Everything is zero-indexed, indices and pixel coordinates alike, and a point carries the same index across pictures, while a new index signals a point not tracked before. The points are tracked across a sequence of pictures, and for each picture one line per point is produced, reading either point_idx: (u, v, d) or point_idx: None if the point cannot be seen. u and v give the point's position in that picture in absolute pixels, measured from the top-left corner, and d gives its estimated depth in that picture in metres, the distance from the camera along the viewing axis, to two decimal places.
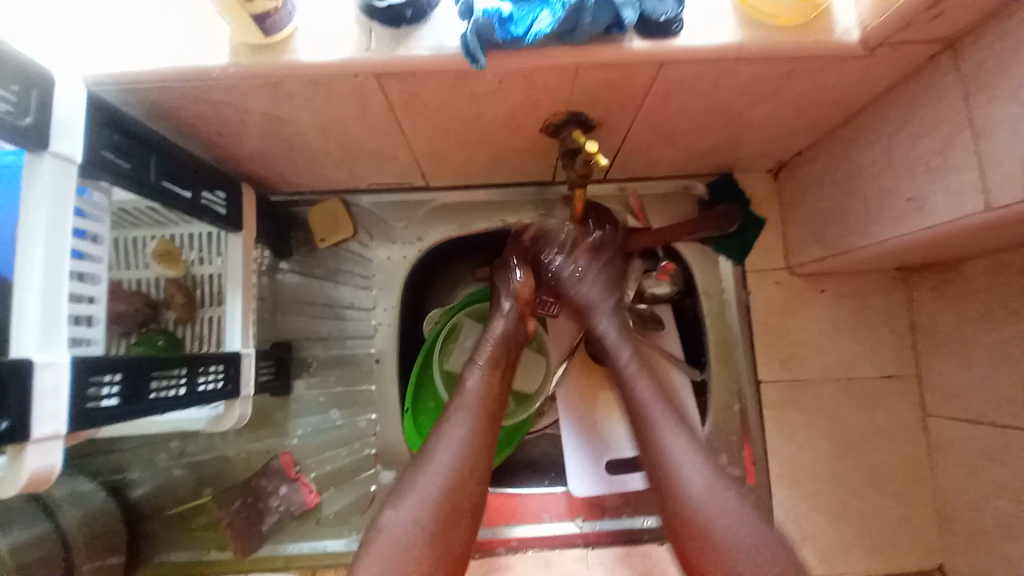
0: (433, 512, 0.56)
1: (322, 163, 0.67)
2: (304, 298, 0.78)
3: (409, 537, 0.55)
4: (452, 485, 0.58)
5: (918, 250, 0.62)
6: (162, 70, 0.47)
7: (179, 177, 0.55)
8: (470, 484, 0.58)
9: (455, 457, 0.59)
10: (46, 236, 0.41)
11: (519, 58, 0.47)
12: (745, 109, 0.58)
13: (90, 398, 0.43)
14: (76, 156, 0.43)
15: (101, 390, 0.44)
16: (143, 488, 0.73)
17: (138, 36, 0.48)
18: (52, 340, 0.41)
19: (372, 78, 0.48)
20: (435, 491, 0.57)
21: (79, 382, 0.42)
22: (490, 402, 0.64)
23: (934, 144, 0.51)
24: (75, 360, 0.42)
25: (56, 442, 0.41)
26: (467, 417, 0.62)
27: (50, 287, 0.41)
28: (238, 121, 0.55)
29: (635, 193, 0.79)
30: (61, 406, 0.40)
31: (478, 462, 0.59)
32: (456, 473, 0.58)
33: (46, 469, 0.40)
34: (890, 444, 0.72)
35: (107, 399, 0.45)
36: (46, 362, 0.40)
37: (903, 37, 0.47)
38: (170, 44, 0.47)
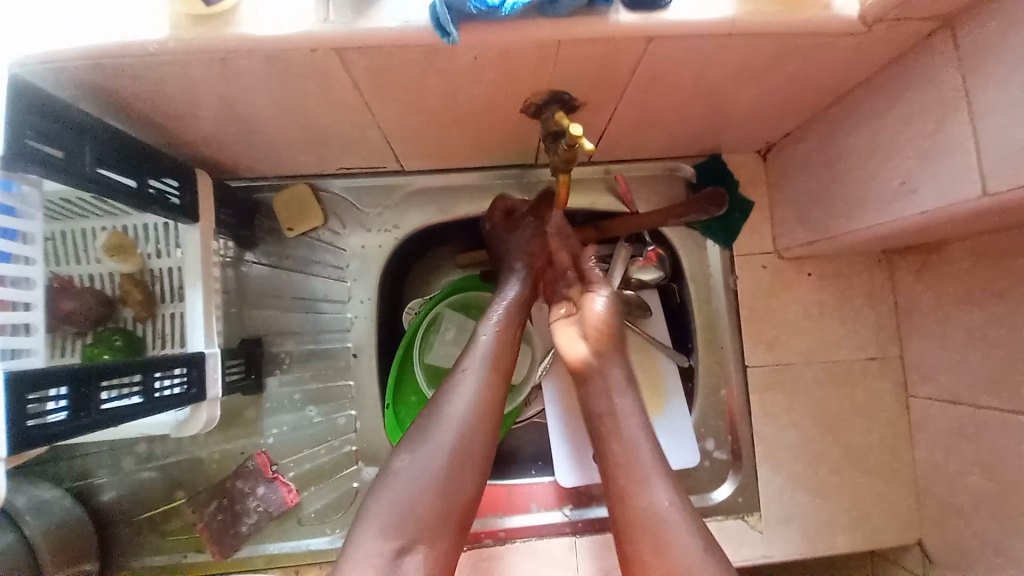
0: (446, 459, 0.55)
1: (285, 146, 0.62)
2: (274, 291, 0.73)
3: (419, 480, 0.53)
4: (465, 433, 0.56)
5: (906, 234, 0.61)
6: (87, 44, 0.41)
7: (121, 166, 0.50)
8: (483, 433, 0.57)
9: (465, 405, 0.58)
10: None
11: (493, 32, 0.42)
12: (736, 88, 0.55)
13: (32, 415, 0.39)
14: None
15: (45, 405, 0.40)
16: (112, 493, 0.70)
17: (58, 5, 0.42)
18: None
19: (332, 53, 0.44)
20: (451, 434, 0.56)
21: (17, 400, 0.38)
22: (504, 350, 0.62)
23: (928, 126, 0.49)
24: (12, 374, 0.37)
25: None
26: (484, 363, 0.61)
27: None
28: (185, 102, 0.50)
29: (621, 176, 0.76)
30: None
31: (487, 420, 0.58)
32: (468, 420, 0.57)
33: None
34: (870, 426, 0.73)
35: (53, 414, 0.41)
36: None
37: (901, 13, 0.44)
38: (97, 13, 0.42)
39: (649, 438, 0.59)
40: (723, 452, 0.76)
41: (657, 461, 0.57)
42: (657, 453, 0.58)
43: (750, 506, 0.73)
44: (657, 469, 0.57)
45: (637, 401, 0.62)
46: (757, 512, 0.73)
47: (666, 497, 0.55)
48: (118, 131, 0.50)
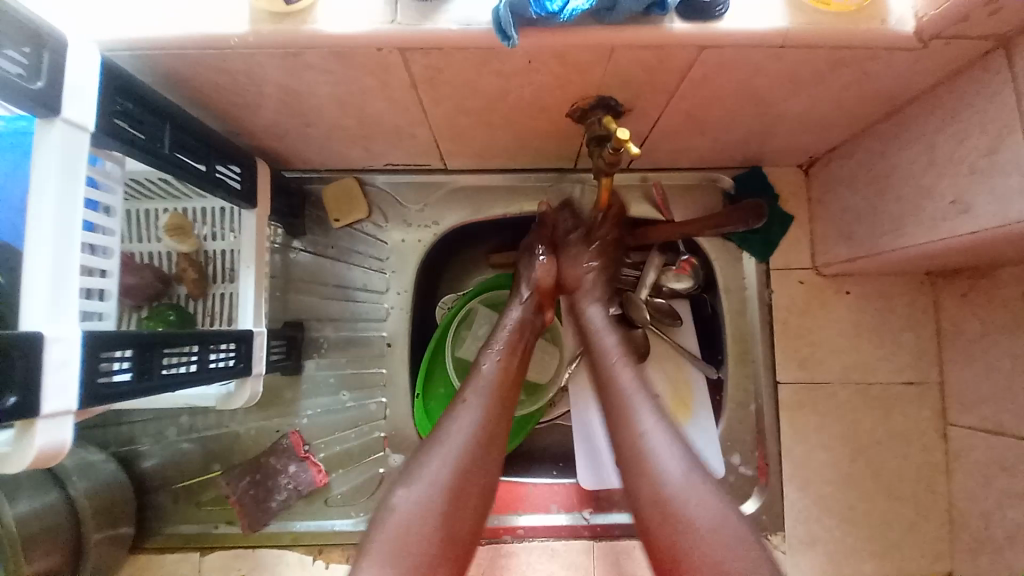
0: (443, 493, 0.55)
1: (339, 139, 0.65)
2: (317, 278, 0.76)
3: (418, 514, 0.53)
4: (465, 463, 0.57)
5: (952, 255, 0.60)
6: (177, 37, 0.45)
7: (193, 150, 0.54)
8: (479, 463, 0.58)
9: (463, 434, 0.59)
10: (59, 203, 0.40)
11: (550, 35, 0.44)
12: (783, 99, 0.55)
13: (102, 373, 0.42)
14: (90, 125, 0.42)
15: (112, 364, 0.43)
16: (153, 460, 0.74)
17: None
18: (64, 314, 0.40)
19: (395, 52, 0.46)
20: (449, 468, 0.56)
21: (92, 357, 0.41)
22: (503, 383, 0.64)
23: (982, 145, 0.48)
24: (87, 334, 0.40)
25: (68, 418, 0.40)
26: (485, 394, 0.62)
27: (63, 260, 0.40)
28: (254, 93, 0.53)
29: (658, 183, 0.77)
30: (72, 380, 0.40)
31: (487, 449, 0.59)
32: (465, 448, 0.58)
33: (56, 446, 0.40)
34: (905, 451, 0.71)
35: (118, 373, 0.44)
36: (56, 336, 0.39)
37: (960, 30, 0.44)
38: (186, 9, 0.45)
39: (666, 438, 0.58)
40: (750, 468, 0.74)
41: (682, 462, 0.56)
42: (673, 446, 0.58)
43: (774, 524, 0.72)
44: (677, 471, 0.56)
45: (650, 402, 0.62)
46: (781, 531, 0.72)
47: (694, 499, 0.54)
48: (192, 118, 0.54)
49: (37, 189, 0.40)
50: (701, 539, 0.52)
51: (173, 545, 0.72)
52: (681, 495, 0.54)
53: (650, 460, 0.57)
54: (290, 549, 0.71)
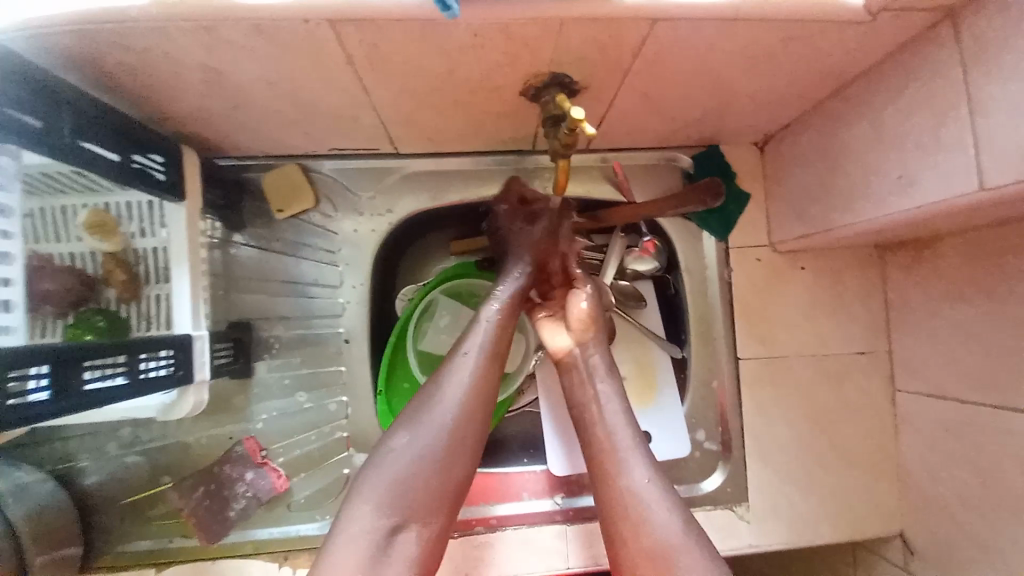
0: (444, 437, 0.54)
1: (276, 124, 0.60)
2: (264, 275, 0.72)
3: (421, 454, 0.53)
4: (464, 411, 0.56)
5: (899, 228, 0.62)
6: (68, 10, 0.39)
7: (106, 139, 0.48)
8: (479, 409, 0.57)
9: (463, 381, 0.57)
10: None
11: (496, 8, 0.41)
12: (738, 75, 0.54)
13: (13, 394, 0.37)
14: None
15: (26, 384, 0.38)
16: (95, 478, 0.68)
17: None
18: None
19: (327, 25, 0.42)
20: (448, 419, 0.55)
21: (0, 377, 0.36)
22: (505, 332, 0.62)
23: (929, 120, 0.49)
24: None
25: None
26: (483, 350, 0.60)
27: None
28: (171, 73, 0.48)
29: (618, 163, 0.76)
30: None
31: (488, 397, 0.57)
32: (467, 395, 0.57)
33: None
34: (857, 418, 0.75)
35: (34, 393, 0.39)
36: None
37: (906, 4, 0.44)
38: None
39: (638, 449, 0.57)
40: (714, 444, 0.76)
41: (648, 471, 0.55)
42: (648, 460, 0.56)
43: (739, 496, 0.74)
44: (649, 483, 0.54)
45: (629, 416, 0.59)
46: (745, 502, 0.74)
47: (663, 513, 0.53)
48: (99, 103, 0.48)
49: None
50: (651, 537, 0.51)
51: (124, 564, 0.68)
52: (653, 507, 0.53)
53: (611, 460, 0.56)
54: (253, 558, 0.68)
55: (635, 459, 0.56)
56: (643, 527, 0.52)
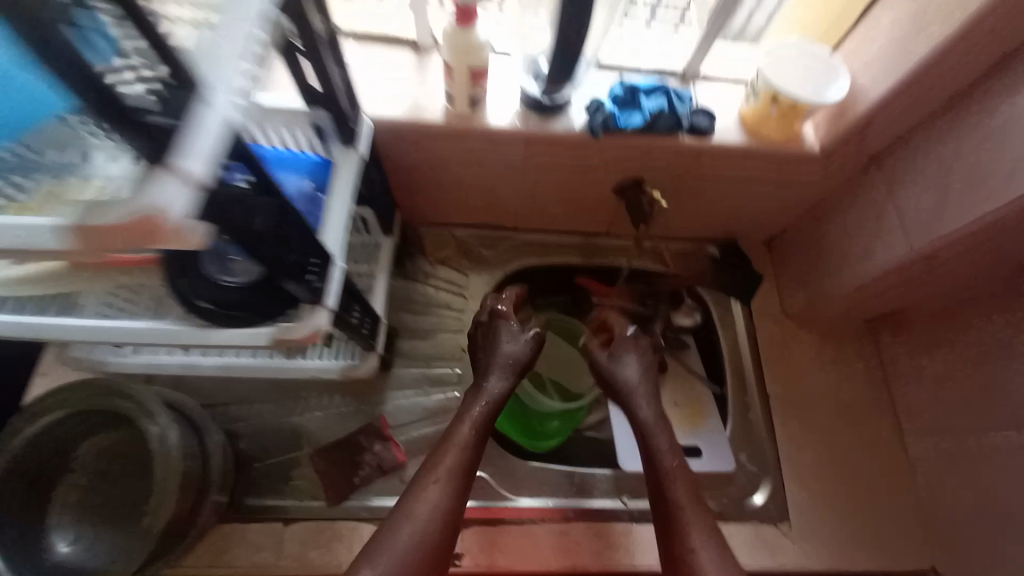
0: (428, 517, 0.69)
1: (454, 196, 0.93)
2: (410, 299, 0.98)
3: (414, 540, 0.67)
4: (436, 515, 0.69)
5: (872, 298, 0.88)
6: (397, 118, 0.74)
7: (378, 190, 0.81)
8: (452, 502, 0.71)
9: (441, 478, 0.72)
10: (348, 195, 0.61)
11: (620, 136, 0.76)
12: (748, 189, 0.88)
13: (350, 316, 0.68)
14: (363, 149, 0.64)
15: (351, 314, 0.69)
16: (248, 442, 0.86)
17: (380, 99, 0.75)
18: (340, 252, 0.58)
19: (524, 139, 0.77)
20: (431, 507, 0.70)
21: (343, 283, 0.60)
22: (473, 455, 0.75)
23: (873, 216, 0.79)
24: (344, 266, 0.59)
25: (323, 312, 0.56)
26: (454, 455, 0.74)
27: (343, 227, 0.60)
28: (421, 158, 0.82)
29: (666, 249, 1.06)
30: (337, 291, 0.58)
31: (460, 492, 0.72)
32: (436, 503, 0.70)
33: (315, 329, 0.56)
34: (876, 456, 0.90)
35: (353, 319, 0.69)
36: (335, 262, 0.57)
37: (845, 151, 0.77)
38: (401, 104, 0.75)
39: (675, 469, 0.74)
40: (756, 466, 0.90)
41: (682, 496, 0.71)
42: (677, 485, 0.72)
43: (781, 516, 0.85)
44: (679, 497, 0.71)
45: (660, 435, 0.78)
46: (787, 521, 0.85)
47: (699, 536, 0.67)
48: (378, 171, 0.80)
49: (339, 188, 0.61)
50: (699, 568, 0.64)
51: (257, 515, 0.81)
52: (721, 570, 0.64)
53: (658, 479, 0.74)
54: (366, 522, 0.81)
55: (661, 459, 0.75)
56: (682, 544, 0.67)
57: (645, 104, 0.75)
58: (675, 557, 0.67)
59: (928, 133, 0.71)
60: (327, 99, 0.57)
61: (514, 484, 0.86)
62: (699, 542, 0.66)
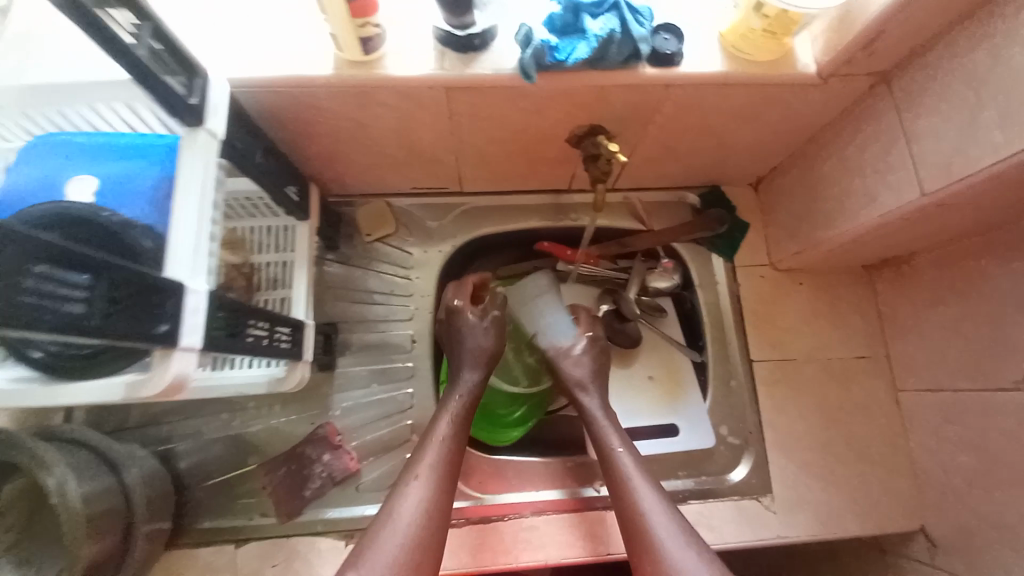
0: (414, 514, 0.61)
1: (380, 165, 0.78)
2: (349, 286, 0.87)
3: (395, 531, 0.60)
4: (425, 511, 0.62)
5: (873, 245, 0.76)
6: (273, 77, 0.57)
7: (274, 169, 0.65)
8: (434, 492, 0.64)
9: (423, 465, 0.66)
10: (201, 193, 0.48)
11: (564, 76, 0.60)
12: (729, 128, 0.73)
13: (251, 335, 0.57)
14: (219, 132, 0.51)
15: (254, 333, 0.58)
16: (187, 461, 0.79)
17: (249, 51, 0.58)
18: (196, 273, 0.47)
19: (444, 90, 0.61)
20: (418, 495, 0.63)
21: (214, 309, 0.49)
22: (456, 446, 0.69)
23: (879, 152, 0.65)
24: (210, 290, 0.47)
25: (190, 355, 0.46)
26: (435, 445, 0.68)
27: (199, 237, 0.47)
28: (324, 124, 0.66)
29: (640, 201, 0.92)
30: (201, 324, 0.46)
31: (443, 485, 0.65)
32: (422, 487, 0.64)
33: (183, 374, 0.46)
34: (868, 416, 0.84)
35: (258, 338, 0.59)
36: (193, 288, 0.45)
37: (848, 71, 0.61)
38: (277, 56, 0.58)
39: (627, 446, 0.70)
40: (738, 439, 0.84)
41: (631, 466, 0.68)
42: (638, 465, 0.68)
43: (765, 488, 0.81)
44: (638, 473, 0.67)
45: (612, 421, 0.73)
46: (770, 494, 0.81)
47: (658, 509, 0.63)
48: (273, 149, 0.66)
49: (185, 187, 0.47)
50: (657, 537, 0.61)
51: (206, 539, 0.75)
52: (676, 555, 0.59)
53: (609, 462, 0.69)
54: (323, 536, 0.75)
55: (617, 441, 0.71)
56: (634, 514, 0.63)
57: (589, 27, 0.57)
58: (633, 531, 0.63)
59: (958, 39, 0.54)
60: (142, 80, 0.43)
61: (480, 482, 0.81)
62: (667, 523, 0.62)
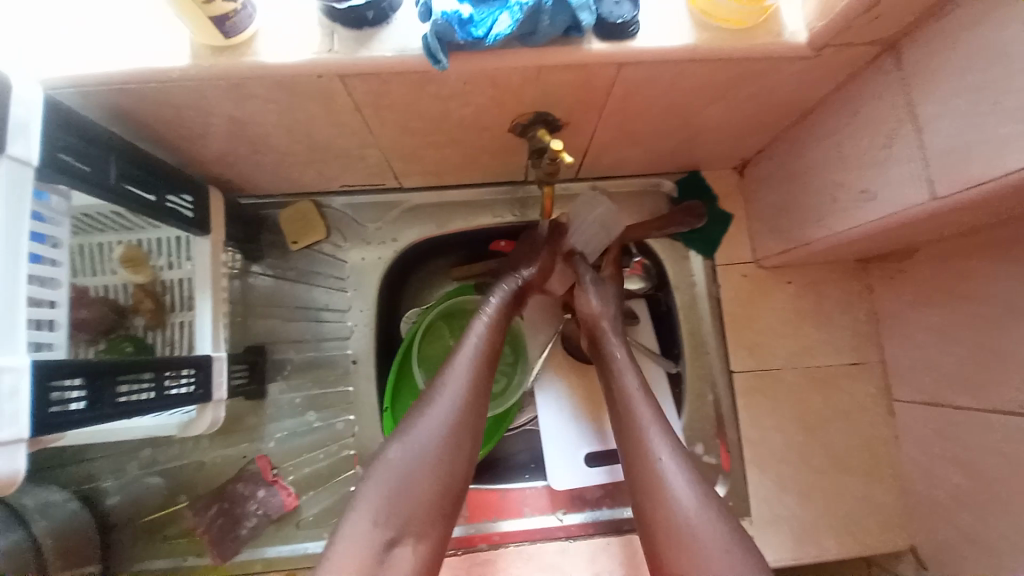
0: (438, 444, 0.56)
1: (292, 165, 0.66)
2: (278, 301, 0.77)
3: (411, 471, 0.55)
4: (449, 432, 0.57)
5: (872, 242, 0.65)
6: (107, 73, 0.45)
7: (145, 182, 0.54)
8: (464, 422, 0.58)
9: (452, 392, 0.59)
10: (6, 245, 0.40)
11: (483, 58, 0.47)
12: (703, 110, 0.60)
13: (125, 394, 0.48)
14: (34, 160, 0.42)
15: (132, 389, 0.49)
16: (115, 497, 0.70)
17: (80, 42, 0.46)
18: (12, 345, 0.39)
19: (337, 79, 0.48)
20: (440, 426, 0.57)
21: (44, 385, 0.40)
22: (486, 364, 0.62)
23: (880, 139, 0.53)
24: (37, 363, 0.40)
25: (20, 446, 0.39)
26: (470, 361, 0.62)
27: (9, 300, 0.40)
28: (202, 125, 0.54)
29: (606, 191, 0.81)
30: (24, 408, 0.39)
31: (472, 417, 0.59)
32: (449, 413, 0.58)
33: (9, 475, 0.39)
34: (857, 428, 0.76)
35: (140, 394, 0.50)
36: (4, 366, 0.38)
37: (845, 39, 0.49)
38: (111, 45, 0.46)
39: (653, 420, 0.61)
40: (712, 456, 0.78)
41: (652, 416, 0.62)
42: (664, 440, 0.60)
43: (740, 509, 0.75)
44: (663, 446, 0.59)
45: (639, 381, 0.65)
46: (747, 516, 0.74)
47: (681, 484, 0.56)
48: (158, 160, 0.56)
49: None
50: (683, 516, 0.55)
51: None
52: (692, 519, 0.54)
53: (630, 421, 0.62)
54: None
55: (639, 400, 0.63)
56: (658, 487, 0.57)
57: None
58: (656, 509, 0.56)
59: None
60: None
61: None
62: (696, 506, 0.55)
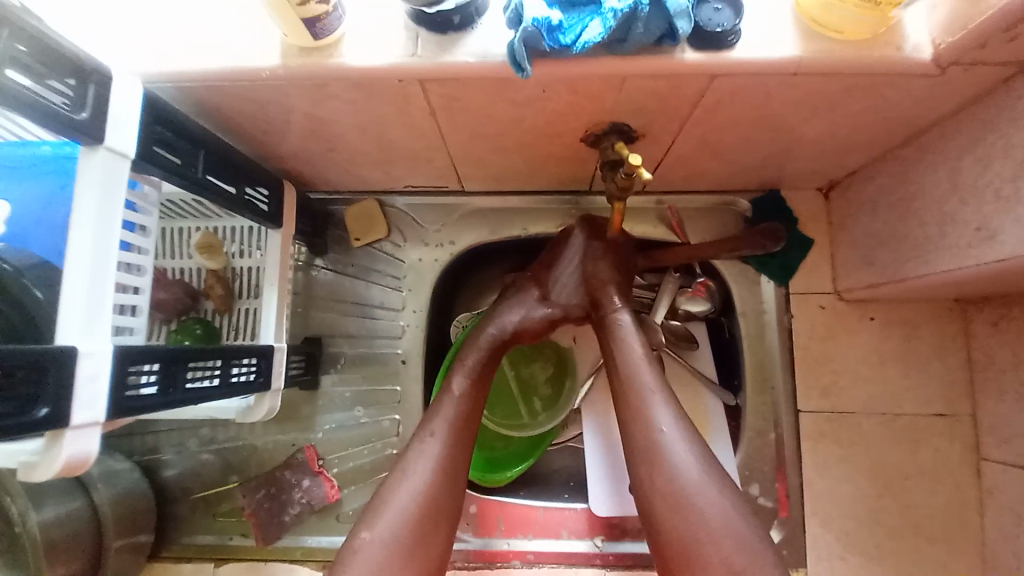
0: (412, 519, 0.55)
1: (361, 164, 0.67)
2: (337, 296, 0.79)
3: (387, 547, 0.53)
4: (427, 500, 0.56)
5: (981, 283, 0.58)
6: (201, 69, 0.47)
7: (226, 174, 0.56)
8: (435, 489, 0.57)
9: (423, 460, 0.58)
10: (96, 231, 0.42)
11: (564, 66, 0.45)
12: (797, 127, 0.56)
13: (193, 379, 0.50)
14: (130, 153, 0.44)
15: (199, 374, 0.51)
16: (174, 469, 0.75)
17: (178, 37, 0.48)
18: (93, 329, 0.41)
19: (416, 83, 0.48)
20: (414, 497, 0.56)
21: (121, 371, 0.42)
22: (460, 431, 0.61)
23: (1009, 170, 0.46)
24: (117, 348, 0.42)
25: (96, 429, 0.41)
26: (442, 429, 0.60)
27: (96, 286, 0.41)
28: (280, 121, 0.55)
29: (674, 207, 0.77)
30: (101, 392, 0.41)
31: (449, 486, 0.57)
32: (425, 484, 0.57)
33: (82, 455, 0.41)
34: (939, 488, 0.68)
35: (205, 381, 0.52)
36: (89, 351, 0.40)
37: (979, 56, 0.43)
38: (206, 41, 0.48)
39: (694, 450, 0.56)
40: (770, 500, 0.71)
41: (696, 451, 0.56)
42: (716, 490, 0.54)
43: (795, 560, 0.69)
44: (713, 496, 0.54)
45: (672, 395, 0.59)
46: (803, 568, 0.69)
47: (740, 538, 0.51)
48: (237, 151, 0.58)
49: (80, 223, 0.42)
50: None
51: (189, 556, 0.73)
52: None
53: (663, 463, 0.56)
54: (301, 564, 0.71)
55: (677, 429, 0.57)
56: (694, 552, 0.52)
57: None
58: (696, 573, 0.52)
59: None
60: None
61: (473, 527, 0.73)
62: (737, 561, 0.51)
